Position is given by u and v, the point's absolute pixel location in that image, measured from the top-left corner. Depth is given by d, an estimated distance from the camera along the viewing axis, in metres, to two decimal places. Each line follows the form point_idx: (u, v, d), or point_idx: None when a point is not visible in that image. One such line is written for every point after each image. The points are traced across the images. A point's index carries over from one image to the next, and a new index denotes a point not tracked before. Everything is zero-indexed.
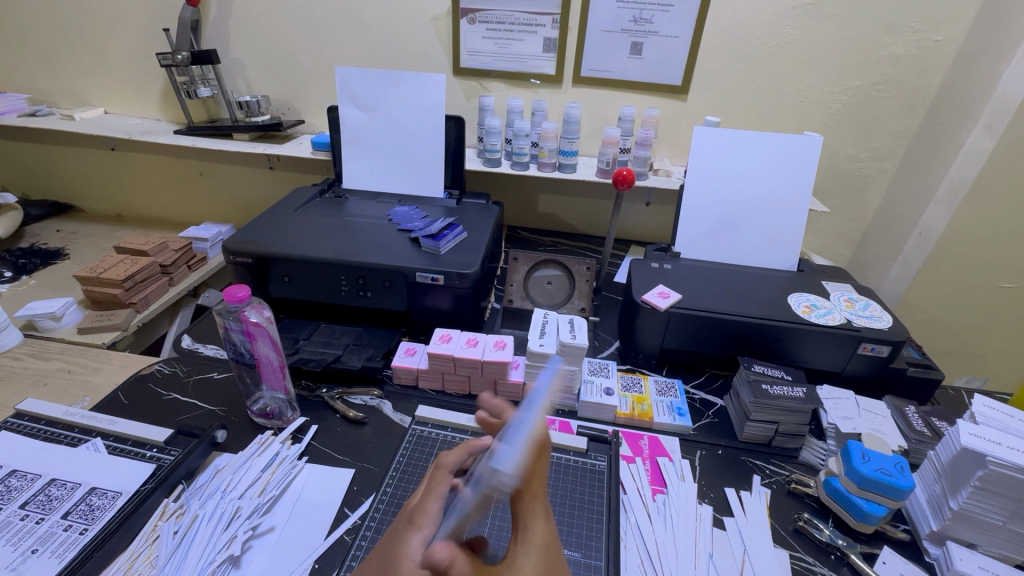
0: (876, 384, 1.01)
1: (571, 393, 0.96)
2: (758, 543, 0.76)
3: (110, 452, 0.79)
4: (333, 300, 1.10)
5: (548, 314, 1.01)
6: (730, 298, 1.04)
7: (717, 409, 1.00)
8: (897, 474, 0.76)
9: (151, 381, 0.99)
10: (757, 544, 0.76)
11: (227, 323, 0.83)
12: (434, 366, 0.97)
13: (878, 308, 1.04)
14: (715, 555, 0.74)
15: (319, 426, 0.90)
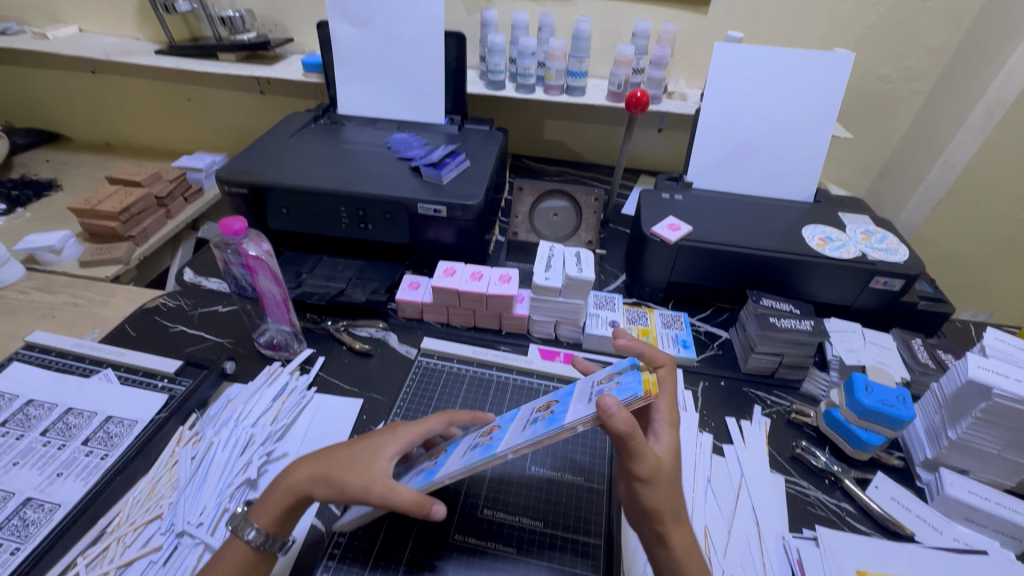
0: (885, 317, 1.00)
1: (576, 326, 0.95)
2: (755, 469, 0.78)
3: (122, 382, 0.80)
4: (334, 232, 1.07)
5: (554, 247, 0.98)
6: (742, 231, 1.01)
7: (722, 342, 1.00)
8: (899, 405, 0.77)
9: (156, 314, 0.99)
10: (754, 469, 0.78)
11: (225, 256, 0.80)
12: (438, 300, 0.96)
13: (895, 240, 1.00)
14: (713, 480, 0.77)
15: (326, 358, 0.91)
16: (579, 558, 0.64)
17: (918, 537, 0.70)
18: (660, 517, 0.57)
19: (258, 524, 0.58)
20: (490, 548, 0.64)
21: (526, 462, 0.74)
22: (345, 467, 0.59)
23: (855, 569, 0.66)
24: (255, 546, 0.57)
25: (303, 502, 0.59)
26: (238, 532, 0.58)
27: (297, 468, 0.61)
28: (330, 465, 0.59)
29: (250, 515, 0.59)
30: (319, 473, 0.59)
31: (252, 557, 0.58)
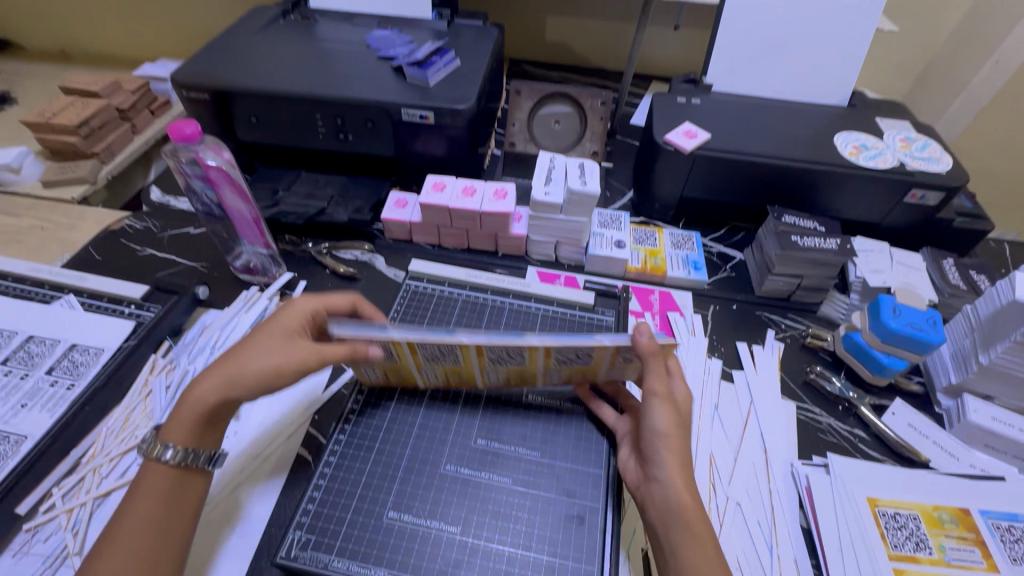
0: (916, 235, 0.92)
1: (578, 247, 0.88)
2: (764, 396, 0.74)
3: (86, 309, 0.75)
4: (311, 144, 0.96)
5: (555, 158, 0.88)
6: (767, 139, 0.89)
7: (736, 263, 0.93)
8: (927, 328, 0.71)
9: (122, 236, 0.91)
10: (764, 395, 0.74)
11: (183, 168, 0.72)
12: (428, 219, 0.87)
13: (938, 149, 0.89)
14: (721, 407, 0.73)
15: (308, 282, 0.85)
16: (578, 487, 0.60)
17: (932, 464, 0.67)
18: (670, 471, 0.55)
19: (174, 442, 0.55)
20: (484, 477, 0.61)
21: (522, 393, 0.68)
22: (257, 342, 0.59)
23: (865, 497, 0.63)
24: (177, 464, 0.54)
25: (217, 409, 0.57)
26: (153, 455, 0.54)
27: (203, 383, 0.57)
28: (234, 361, 0.58)
29: (161, 435, 0.55)
30: (227, 376, 0.57)
31: (174, 476, 0.54)
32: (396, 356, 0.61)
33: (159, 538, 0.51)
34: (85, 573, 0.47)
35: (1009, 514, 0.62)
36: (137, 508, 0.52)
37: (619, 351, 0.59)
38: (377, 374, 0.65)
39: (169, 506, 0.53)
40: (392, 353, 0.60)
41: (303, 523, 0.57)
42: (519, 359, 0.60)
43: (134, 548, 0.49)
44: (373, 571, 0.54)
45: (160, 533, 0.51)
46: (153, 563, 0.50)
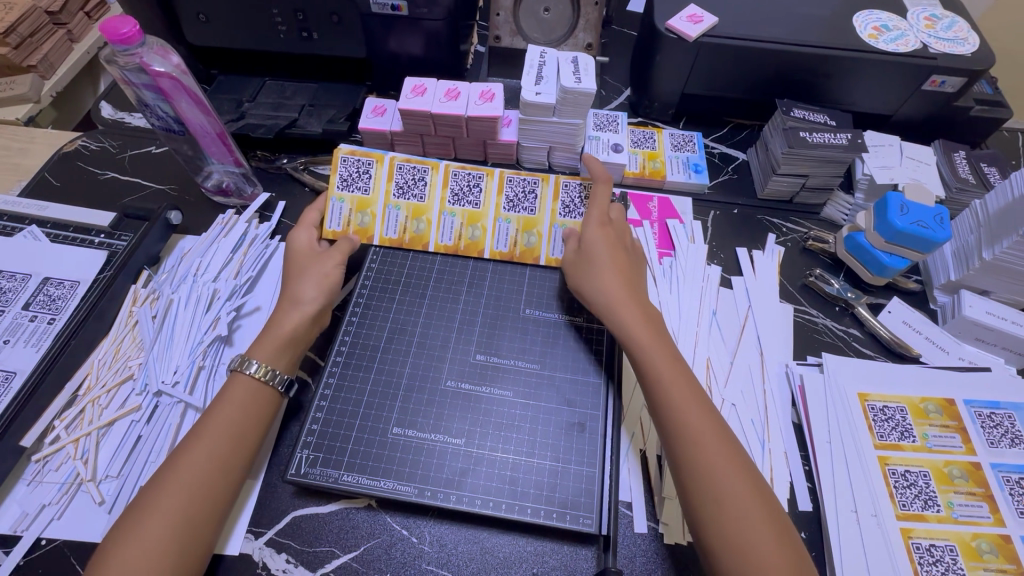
0: (928, 127, 0.87)
1: (573, 153, 0.82)
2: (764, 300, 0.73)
3: (53, 241, 0.70)
4: (272, 45, 0.86)
5: (545, 52, 0.79)
6: (780, 21, 0.81)
7: (738, 165, 0.88)
8: (934, 226, 0.68)
9: (78, 159, 0.84)
10: (762, 301, 0.73)
11: (126, 77, 0.63)
12: (409, 127, 0.81)
13: (964, 27, 0.81)
14: (719, 313, 0.72)
15: (287, 203, 0.80)
16: (578, 397, 0.61)
17: (923, 359, 0.69)
18: (645, 346, 0.58)
19: (259, 357, 0.58)
20: (485, 391, 0.61)
21: (525, 277, 0.71)
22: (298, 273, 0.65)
23: (857, 392, 0.64)
24: (261, 379, 0.57)
25: (299, 330, 0.61)
26: (238, 369, 0.57)
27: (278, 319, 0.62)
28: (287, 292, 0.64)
29: (248, 351, 0.58)
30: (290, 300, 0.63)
31: (255, 391, 0.56)
32: (427, 193, 0.74)
33: (234, 449, 0.53)
34: (170, 465, 0.51)
35: (992, 401, 0.64)
36: (215, 418, 0.54)
37: (560, 192, 0.74)
38: (396, 228, 0.73)
39: (244, 421, 0.54)
40: (425, 189, 0.74)
41: (309, 443, 0.57)
42: (533, 203, 0.74)
43: (210, 455, 0.51)
44: (382, 482, 0.55)
45: (234, 445, 0.53)
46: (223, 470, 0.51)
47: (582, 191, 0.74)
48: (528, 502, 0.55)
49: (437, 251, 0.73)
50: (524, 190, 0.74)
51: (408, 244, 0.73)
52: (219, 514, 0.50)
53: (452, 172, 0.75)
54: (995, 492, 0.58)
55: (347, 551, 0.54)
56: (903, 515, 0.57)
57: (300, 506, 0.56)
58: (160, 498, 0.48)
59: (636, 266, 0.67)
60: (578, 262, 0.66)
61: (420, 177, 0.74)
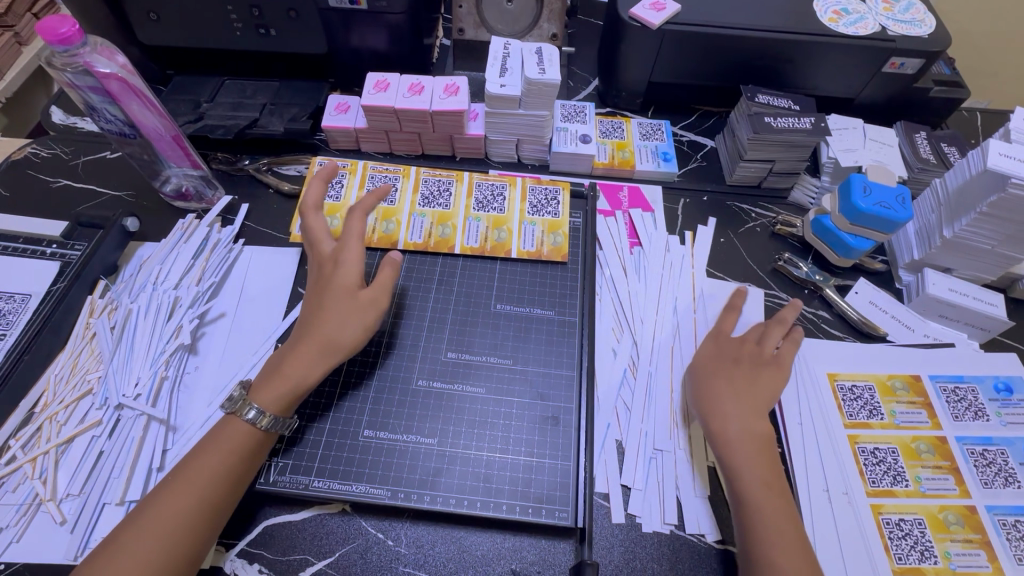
0: (890, 109, 0.88)
1: (541, 145, 0.82)
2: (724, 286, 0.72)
3: (2, 253, 0.67)
4: (228, 43, 0.83)
5: (509, 44, 0.78)
6: (743, 7, 0.81)
7: (707, 152, 0.88)
8: (895, 206, 0.69)
9: (28, 167, 0.80)
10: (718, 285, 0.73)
11: (70, 80, 0.60)
12: (374, 124, 0.79)
13: (921, 9, 0.82)
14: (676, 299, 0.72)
15: (251, 205, 0.78)
16: (551, 390, 0.61)
17: (889, 337, 0.70)
18: (750, 485, 0.53)
19: (262, 404, 0.53)
20: (457, 389, 0.60)
21: (496, 270, 0.70)
22: (330, 306, 0.57)
23: (825, 373, 0.65)
24: (262, 427, 0.52)
25: (310, 374, 0.55)
26: (237, 412, 0.52)
27: (296, 356, 0.56)
28: (321, 331, 0.56)
29: (252, 394, 0.54)
30: (323, 348, 0.56)
31: (256, 437, 0.52)
32: (397, 197, 0.75)
33: (224, 492, 0.50)
34: (169, 488, 0.48)
35: (955, 376, 0.65)
36: (207, 457, 0.50)
37: (528, 193, 0.76)
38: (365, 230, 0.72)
39: (241, 462, 0.51)
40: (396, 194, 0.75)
41: (278, 450, 0.56)
42: (502, 204, 0.74)
43: (197, 497, 0.48)
44: (354, 486, 0.55)
45: (224, 487, 0.50)
46: (206, 514, 0.48)
47: (554, 193, 0.76)
48: (503, 499, 0.54)
49: (406, 249, 0.71)
50: (494, 194, 0.75)
51: (377, 243, 0.71)
52: (196, 557, 0.47)
53: (421, 176, 0.77)
54: (960, 465, 0.59)
55: (321, 557, 0.53)
56: (873, 492, 0.58)
57: (270, 512, 0.55)
58: (138, 540, 0.46)
59: (761, 383, 0.59)
60: (703, 368, 0.62)
61: (390, 183, 0.76)
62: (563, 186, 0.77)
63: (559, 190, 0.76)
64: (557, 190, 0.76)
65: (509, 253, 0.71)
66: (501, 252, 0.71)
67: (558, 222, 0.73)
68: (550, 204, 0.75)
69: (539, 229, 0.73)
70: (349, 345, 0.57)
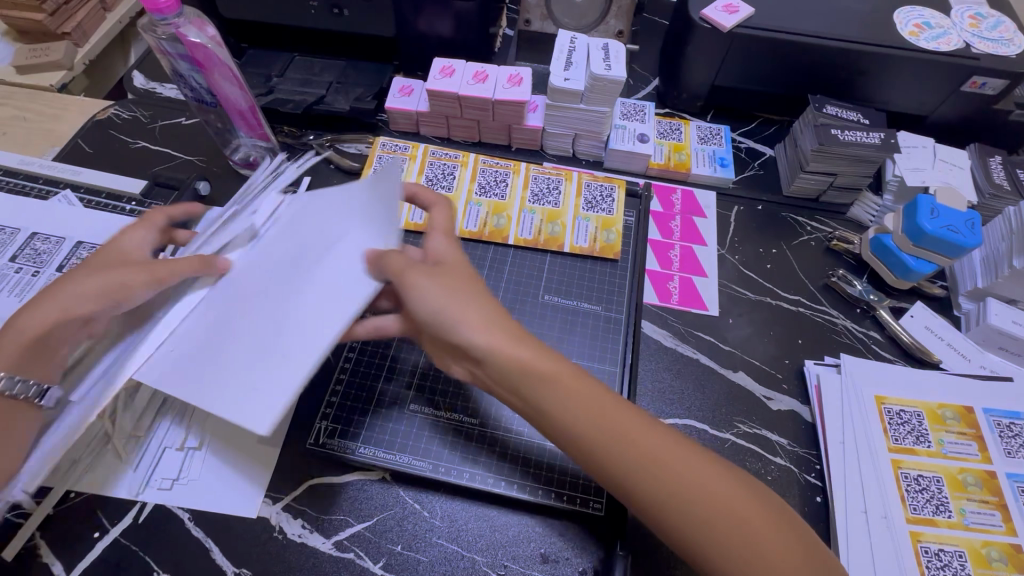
0: (964, 130, 0.84)
1: (598, 141, 0.82)
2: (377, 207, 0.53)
3: (86, 206, 0.72)
4: (303, 21, 0.86)
5: (576, 38, 0.78)
6: (818, 14, 0.79)
7: (765, 161, 0.87)
8: (965, 232, 0.67)
9: (111, 127, 0.85)
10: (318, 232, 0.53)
11: (163, 47, 0.63)
12: (436, 108, 0.81)
13: (1010, 28, 0.79)
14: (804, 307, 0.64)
15: (312, 179, 0.81)
16: None
17: (943, 365, 0.68)
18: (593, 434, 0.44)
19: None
20: None
21: (545, 263, 0.71)
22: (493, 333, 0.47)
23: (873, 395, 0.64)
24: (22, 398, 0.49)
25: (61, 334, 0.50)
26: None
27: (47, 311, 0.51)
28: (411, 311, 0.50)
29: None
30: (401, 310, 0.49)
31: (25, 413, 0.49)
32: (455, 185, 0.76)
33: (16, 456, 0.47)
34: None
35: (1012, 412, 0.63)
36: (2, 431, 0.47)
37: (582, 187, 0.77)
38: None
39: None
40: (453, 182, 0.77)
41: (328, 414, 0.59)
42: (557, 198, 0.75)
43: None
44: (396, 456, 0.57)
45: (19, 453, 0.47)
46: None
47: (609, 190, 0.77)
48: (540, 485, 0.56)
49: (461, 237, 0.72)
50: (550, 187, 0.77)
51: None
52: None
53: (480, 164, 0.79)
54: (1009, 502, 0.57)
55: (361, 520, 0.56)
56: (913, 519, 0.57)
57: (316, 472, 0.58)
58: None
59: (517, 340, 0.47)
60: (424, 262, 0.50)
61: (449, 171, 0.77)
62: (619, 184, 0.78)
63: (613, 187, 0.77)
64: (611, 187, 0.77)
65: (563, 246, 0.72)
66: (556, 245, 0.72)
67: (612, 219, 0.74)
68: (605, 200, 0.75)
69: (593, 225, 0.73)
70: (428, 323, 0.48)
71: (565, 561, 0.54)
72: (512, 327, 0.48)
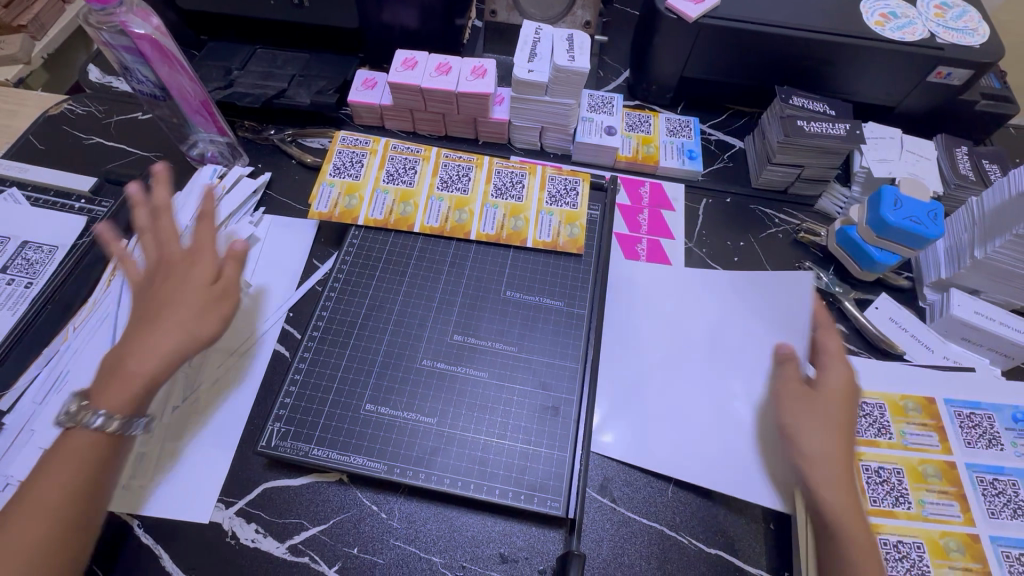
0: (932, 121, 0.84)
1: (565, 134, 0.81)
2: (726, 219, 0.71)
3: (33, 205, 0.70)
4: (261, 11, 0.83)
5: (541, 29, 0.77)
6: (785, 4, 0.78)
7: (735, 153, 0.86)
8: (927, 222, 0.67)
9: (63, 122, 0.82)
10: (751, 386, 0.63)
11: (107, 39, 0.61)
12: (400, 102, 0.79)
13: (975, 18, 0.78)
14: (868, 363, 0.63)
15: (273, 174, 0.79)
16: (553, 381, 0.61)
17: (907, 356, 0.68)
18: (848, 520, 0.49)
19: (105, 409, 0.45)
20: (461, 371, 0.61)
21: (509, 257, 0.70)
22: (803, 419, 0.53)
23: None
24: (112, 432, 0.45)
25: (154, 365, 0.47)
26: (78, 422, 0.45)
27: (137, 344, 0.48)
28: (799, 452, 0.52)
29: (93, 399, 0.45)
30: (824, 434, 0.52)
31: (102, 435, 0.45)
32: (415, 179, 0.74)
33: (95, 486, 0.45)
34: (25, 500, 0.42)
35: (972, 402, 0.63)
36: (74, 459, 0.44)
37: (546, 180, 0.75)
38: (382, 210, 0.71)
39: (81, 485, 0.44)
40: (414, 176, 0.74)
41: (281, 416, 0.57)
42: (521, 192, 0.74)
43: (59, 502, 0.43)
44: (352, 458, 0.55)
45: (96, 481, 0.45)
46: (68, 527, 0.43)
47: (572, 183, 0.74)
48: (497, 484, 0.55)
49: (423, 232, 0.71)
50: (514, 181, 0.74)
51: (393, 225, 0.71)
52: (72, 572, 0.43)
53: (443, 159, 0.75)
54: (968, 492, 0.58)
55: (316, 523, 0.54)
56: (873, 511, 0.56)
57: (270, 475, 0.57)
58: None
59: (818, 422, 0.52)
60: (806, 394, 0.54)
61: (410, 165, 0.75)
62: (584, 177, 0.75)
63: (578, 180, 0.75)
64: (576, 180, 0.75)
65: (526, 242, 0.70)
66: (520, 241, 0.70)
67: (576, 214, 0.72)
68: (569, 194, 0.74)
69: (556, 220, 0.72)
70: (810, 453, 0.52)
71: (525, 560, 0.53)
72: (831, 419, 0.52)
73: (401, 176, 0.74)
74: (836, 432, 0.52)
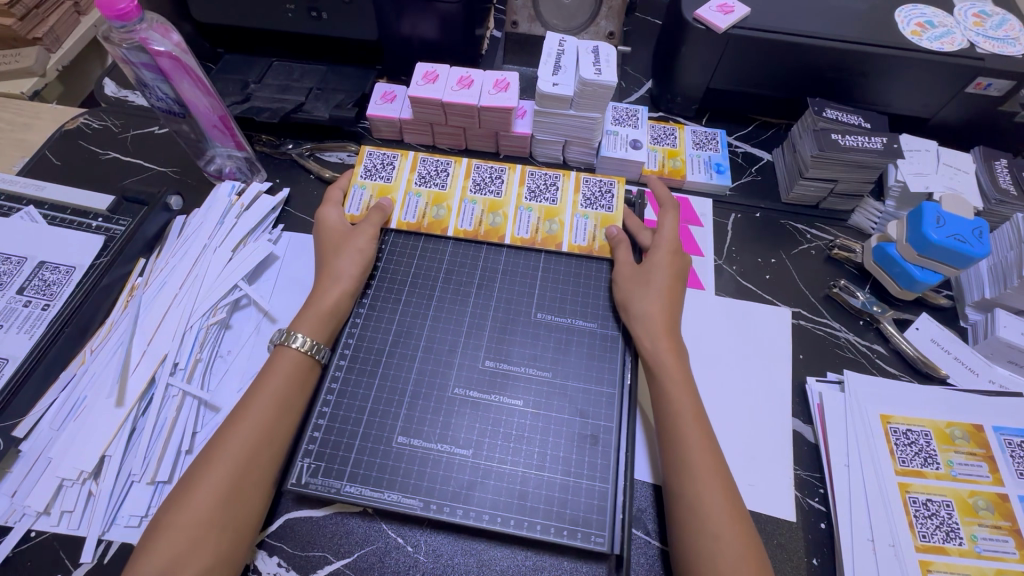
0: (968, 132, 0.81)
1: (589, 148, 0.79)
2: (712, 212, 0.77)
3: (50, 224, 0.69)
4: (278, 24, 0.82)
5: (565, 40, 0.75)
6: (817, 14, 0.76)
7: (763, 166, 0.84)
8: (972, 241, 0.64)
9: (80, 137, 0.81)
10: (778, 416, 0.63)
11: (126, 56, 0.59)
12: (420, 116, 0.77)
13: (1016, 26, 0.76)
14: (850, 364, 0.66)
15: (291, 190, 0.78)
16: (591, 408, 0.58)
17: (950, 379, 0.65)
18: (701, 472, 0.51)
19: (251, 422, 0.53)
20: (493, 400, 0.59)
21: (540, 261, 0.69)
22: (669, 361, 0.58)
23: (878, 414, 0.61)
24: (263, 440, 0.52)
25: (341, 306, 0.62)
26: (229, 431, 0.52)
27: (271, 370, 0.57)
28: (683, 401, 0.56)
29: (238, 415, 0.53)
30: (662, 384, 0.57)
31: (303, 364, 0.57)
32: (448, 183, 0.74)
33: (265, 440, 0.52)
34: (182, 504, 0.48)
35: (1023, 429, 0.60)
36: (246, 418, 0.53)
37: (583, 183, 0.74)
38: (415, 213, 0.72)
39: (240, 492, 0.50)
40: (446, 179, 0.75)
41: (310, 451, 0.55)
42: (555, 195, 0.74)
43: (238, 455, 0.51)
44: (384, 494, 0.53)
45: (265, 441, 0.52)
46: (244, 496, 0.50)
47: (609, 186, 0.74)
48: (536, 518, 0.52)
49: (456, 236, 0.71)
50: (548, 183, 0.74)
51: (426, 228, 0.71)
52: (254, 518, 0.50)
53: (475, 166, 0.76)
54: (1022, 527, 0.55)
55: (340, 557, 0.52)
56: (922, 547, 0.54)
57: (292, 507, 0.55)
58: (174, 525, 0.47)
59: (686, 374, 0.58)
60: (652, 320, 0.60)
61: (443, 168, 0.76)
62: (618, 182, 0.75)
63: (613, 183, 0.74)
64: (612, 184, 0.74)
65: (559, 246, 0.70)
66: (558, 243, 0.70)
67: (611, 218, 0.72)
68: (607, 199, 0.73)
69: (592, 226, 0.71)
70: (677, 394, 0.56)
71: None
72: (670, 374, 0.57)
73: (433, 176, 0.75)
74: (701, 452, 0.52)
